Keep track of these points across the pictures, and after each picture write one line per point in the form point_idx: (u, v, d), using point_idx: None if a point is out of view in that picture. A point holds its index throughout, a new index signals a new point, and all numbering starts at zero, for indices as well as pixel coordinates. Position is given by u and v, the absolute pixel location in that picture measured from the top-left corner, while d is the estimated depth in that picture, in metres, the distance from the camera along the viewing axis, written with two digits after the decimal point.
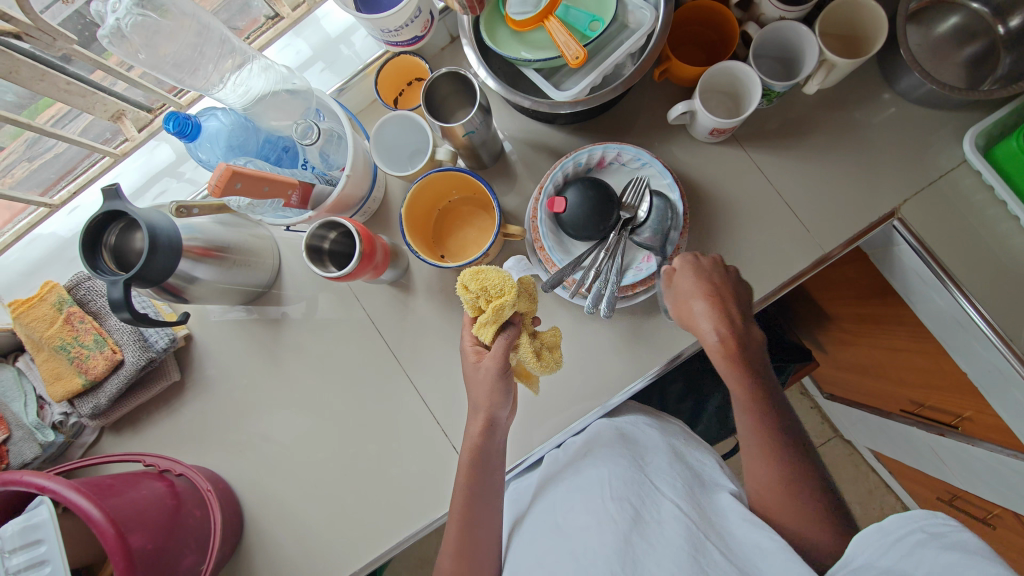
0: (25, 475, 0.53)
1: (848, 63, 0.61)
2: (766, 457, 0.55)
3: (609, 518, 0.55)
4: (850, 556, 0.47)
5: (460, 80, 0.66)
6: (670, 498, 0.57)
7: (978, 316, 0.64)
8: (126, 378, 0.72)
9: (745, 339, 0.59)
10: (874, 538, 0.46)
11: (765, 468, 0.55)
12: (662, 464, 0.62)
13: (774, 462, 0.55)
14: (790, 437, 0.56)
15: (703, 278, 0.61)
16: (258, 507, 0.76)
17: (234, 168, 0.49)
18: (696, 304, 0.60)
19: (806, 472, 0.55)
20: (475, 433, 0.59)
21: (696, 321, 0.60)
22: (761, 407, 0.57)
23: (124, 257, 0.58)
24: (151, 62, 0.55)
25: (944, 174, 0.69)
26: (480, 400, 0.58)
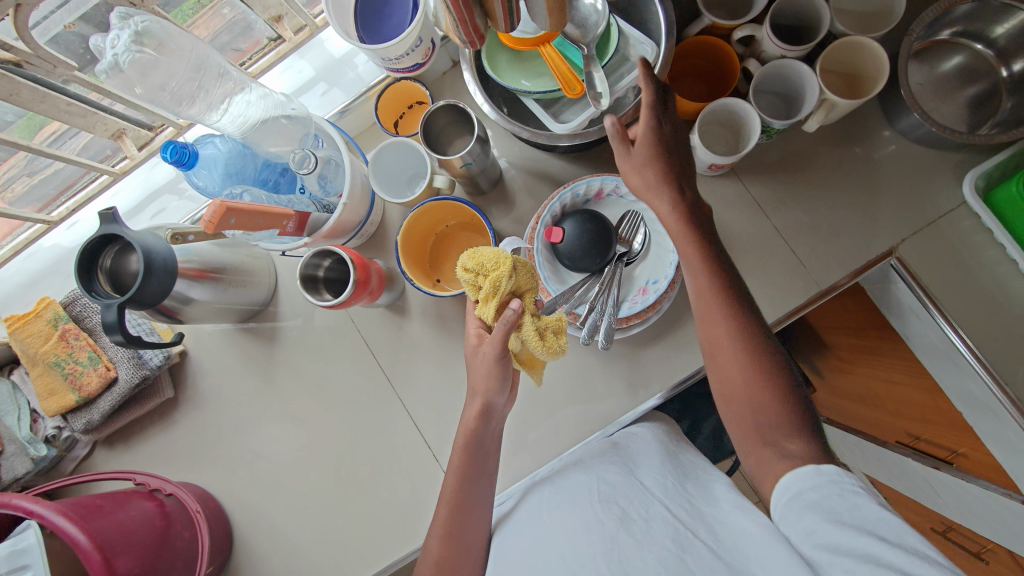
0: (13, 498, 0.53)
1: (848, 103, 0.61)
2: (749, 369, 0.53)
3: (597, 519, 0.54)
4: (791, 486, 0.48)
5: (457, 112, 0.66)
6: (660, 499, 0.55)
7: (961, 341, 0.64)
8: (120, 396, 0.72)
9: (705, 237, 0.57)
10: (810, 477, 0.48)
11: (751, 381, 0.52)
12: (653, 464, 0.60)
13: (755, 371, 0.52)
14: (758, 332, 0.55)
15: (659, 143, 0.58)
16: (248, 528, 0.76)
17: (228, 205, 0.49)
18: (657, 191, 0.58)
19: (786, 382, 0.53)
20: (470, 418, 0.59)
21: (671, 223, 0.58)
22: (730, 305, 0.55)
23: (119, 279, 0.57)
24: (149, 95, 0.57)
25: (943, 215, 0.69)
26: (478, 384, 0.58)
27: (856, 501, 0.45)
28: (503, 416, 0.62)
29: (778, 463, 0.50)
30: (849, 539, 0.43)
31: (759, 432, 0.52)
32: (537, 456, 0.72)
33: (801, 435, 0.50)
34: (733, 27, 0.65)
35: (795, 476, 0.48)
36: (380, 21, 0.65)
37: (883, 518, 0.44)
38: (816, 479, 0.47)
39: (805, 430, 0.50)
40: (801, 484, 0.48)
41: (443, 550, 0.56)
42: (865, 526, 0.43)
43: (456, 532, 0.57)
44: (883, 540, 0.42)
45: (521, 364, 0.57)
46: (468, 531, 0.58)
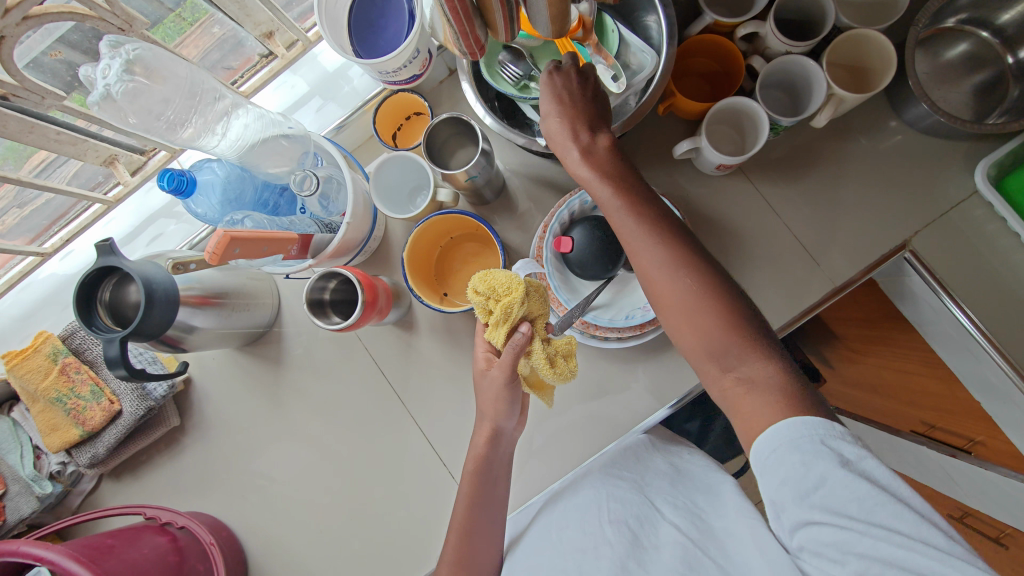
0: (21, 545, 0.51)
1: (857, 98, 0.60)
2: (694, 286, 0.50)
3: (606, 542, 0.55)
4: (764, 457, 0.44)
5: (460, 124, 0.65)
6: (669, 519, 0.57)
7: (966, 319, 0.63)
8: (125, 428, 0.71)
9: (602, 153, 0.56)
10: (787, 457, 0.43)
11: (698, 317, 0.50)
12: (661, 484, 0.62)
13: (693, 295, 0.50)
14: (673, 227, 0.53)
15: (555, 90, 0.57)
16: (263, 554, 0.75)
17: (231, 234, 0.48)
18: (568, 153, 0.57)
19: (723, 290, 0.50)
20: (480, 443, 0.59)
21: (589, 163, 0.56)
22: (640, 215, 0.54)
23: (120, 311, 0.55)
24: (143, 125, 0.54)
25: (955, 205, 0.68)
26: (486, 408, 0.57)
27: (822, 469, 0.41)
28: (512, 439, 0.61)
29: (744, 391, 0.48)
30: (829, 529, 0.41)
31: (714, 362, 0.50)
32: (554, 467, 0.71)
33: (759, 355, 0.48)
34: (736, 25, 0.64)
35: (769, 436, 0.44)
36: (376, 34, 0.64)
37: (862, 496, 0.40)
38: (779, 446, 0.43)
39: (765, 350, 0.48)
40: (787, 468, 0.43)
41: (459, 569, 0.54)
42: (839, 507, 0.41)
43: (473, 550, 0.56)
44: (858, 523, 0.40)
45: (531, 388, 0.56)
46: (485, 547, 0.57)
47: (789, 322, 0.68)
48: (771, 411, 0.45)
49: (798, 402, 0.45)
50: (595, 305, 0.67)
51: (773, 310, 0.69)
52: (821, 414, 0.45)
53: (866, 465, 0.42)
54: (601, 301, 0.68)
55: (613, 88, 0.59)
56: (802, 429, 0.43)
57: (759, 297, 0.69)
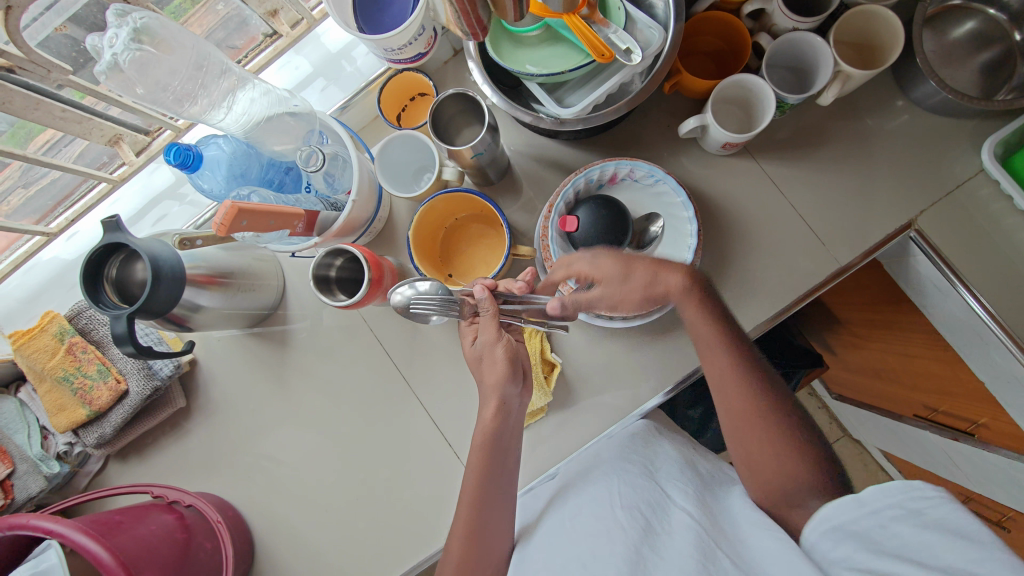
0: (32, 519, 0.52)
1: (864, 74, 0.60)
2: (777, 436, 0.55)
3: (618, 526, 0.55)
4: (823, 515, 0.49)
5: (466, 100, 0.65)
6: (681, 506, 0.57)
7: (978, 306, 0.64)
8: (131, 408, 0.71)
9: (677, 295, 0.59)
10: (848, 505, 0.47)
11: (774, 449, 0.55)
12: (672, 470, 0.62)
13: (779, 441, 0.55)
14: (770, 383, 0.58)
15: (615, 255, 0.60)
16: (269, 535, 0.75)
17: (239, 206, 0.48)
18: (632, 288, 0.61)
19: (803, 436, 0.56)
20: (487, 417, 0.60)
21: (675, 295, 0.60)
22: (739, 361, 0.58)
23: (126, 289, 0.55)
24: (151, 97, 0.54)
25: (960, 184, 0.68)
26: (490, 381, 0.61)
27: (897, 530, 0.44)
28: (513, 429, 0.62)
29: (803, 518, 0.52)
30: (885, 564, 0.42)
31: (773, 491, 0.55)
32: (557, 447, 0.71)
33: (823, 489, 0.53)
34: (743, 1, 0.63)
35: (843, 504, 0.48)
36: (380, 11, 0.63)
37: (925, 542, 0.42)
38: (859, 512, 0.46)
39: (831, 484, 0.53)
40: (843, 516, 0.47)
41: (465, 543, 0.55)
42: (902, 552, 0.42)
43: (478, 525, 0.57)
44: (922, 565, 0.40)
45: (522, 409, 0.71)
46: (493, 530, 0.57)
47: (791, 303, 0.68)
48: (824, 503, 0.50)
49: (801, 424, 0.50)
50: None
51: (777, 290, 0.69)
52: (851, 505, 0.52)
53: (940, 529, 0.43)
54: None
55: (631, 63, 0.57)
56: (887, 497, 0.46)
57: (765, 277, 0.69)
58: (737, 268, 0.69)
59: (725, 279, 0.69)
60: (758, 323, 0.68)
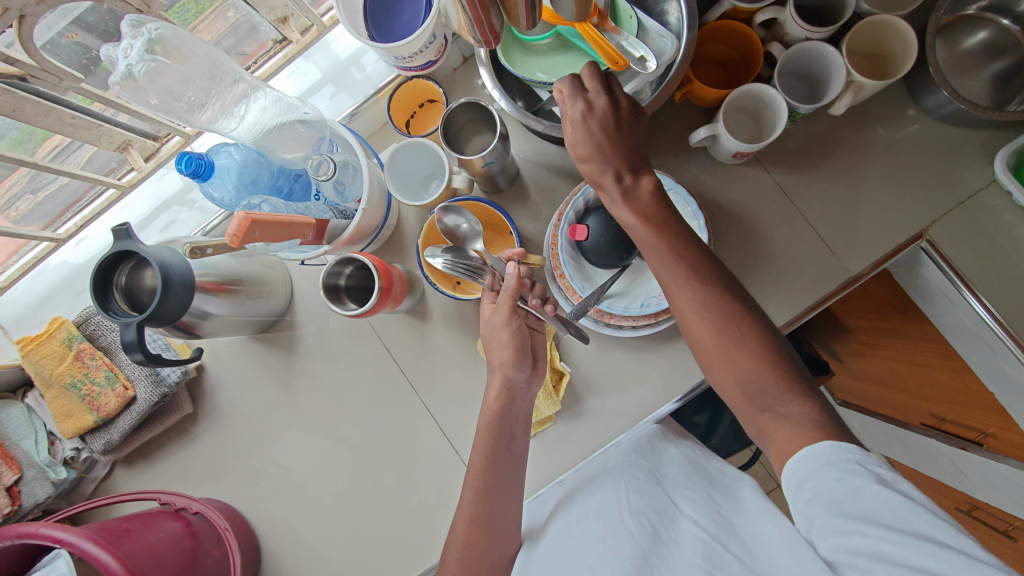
0: (41, 527, 0.52)
1: (877, 84, 0.60)
2: (743, 347, 0.51)
3: (627, 533, 0.55)
4: (789, 475, 0.46)
5: (477, 108, 0.65)
6: (688, 515, 0.56)
7: (983, 310, 0.64)
8: (138, 415, 0.71)
9: (631, 191, 0.56)
10: (806, 460, 0.45)
11: (742, 366, 0.50)
12: (679, 477, 0.62)
13: (733, 343, 0.51)
14: (700, 255, 0.55)
15: (586, 122, 0.55)
16: (275, 541, 0.75)
17: (252, 217, 0.48)
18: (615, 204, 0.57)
19: (763, 341, 0.51)
20: (492, 397, 0.59)
21: (631, 227, 0.56)
22: (665, 236, 0.55)
23: (136, 296, 0.55)
24: (164, 106, 0.54)
25: (972, 195, 0.68)
26: (496, 360, 0.59)
27: (857, 484, 0.42)
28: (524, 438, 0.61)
29: (783, 429, 0.48)
30: (861, 538, 0.40)
31: (750, 411, 0.51)
32: (565, 455, 0.71)
33: (796, 395, 0.49)
34: (755, 11, 0.63)
35: (804, 456, 0.45)
36: (391, 19, 0.63)
37: (888, 502, 0.41)
38: (816, 465, 0.44)
39: (804, 392, 0.49)
40: (801, 470, 0.45)
41: (474, 552, 0.55)
42: (871, 514, 0.41)
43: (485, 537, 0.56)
44: (890, 528, 0.40)
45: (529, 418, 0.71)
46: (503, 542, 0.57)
47: (801, 313, 0.68)
48: (803, 439, 0.46)
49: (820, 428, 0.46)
50: (609, 294, 0.67)
51: (787, 300, 0.68)
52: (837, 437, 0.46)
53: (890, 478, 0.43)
54: (616, 291, 0.68)
55: (646, 72, 0.57)
56: (840, 451, 0.44)
57: (775, 287, 0.69)
58: (747, 277, 0.69)
59: None
60: None
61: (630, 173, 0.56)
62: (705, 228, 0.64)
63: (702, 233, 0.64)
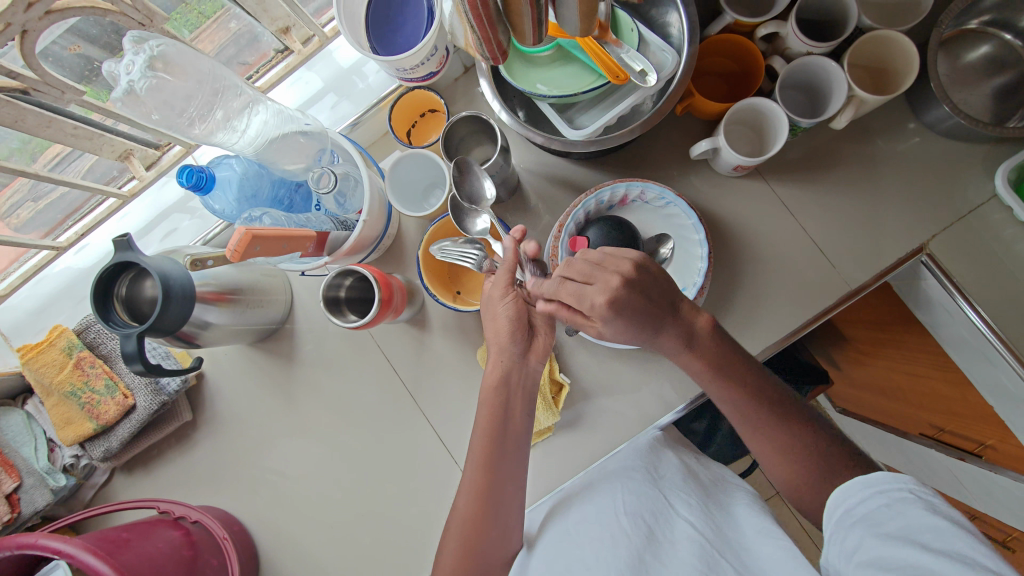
0: (40, 539, 0.52)
1: (877, 100, 0.60)
2: (812, 456, 0.53)
3: (622, 533, 0.55)
4: (837, 501, 0.47)
5: (478, 121, 0.65)
6: (684, 517, 0.57)
7: (978, 319, 0.64)
8: (138, 423, 0.71)
9: (679, 327, 0.57)
10: (854, 488, 0.46)
11: (811, 476, 0.52)
12: (676, 479, 0.62)
13: (795, 451, 0.53)
14: (745, 367, 0.58)
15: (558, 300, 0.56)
16: (274, 550, 0.75)
17: (253, 233, 0.48)
18: (659, 345, 0.58)
19: (818, 439, 0.54)
20: (491, 371, 0.61)
21: (681, 360, 0.58)
22: (715, 356, 0.57)
23: (136, 306, 0.55)
24: (165, 121, 0.54)
25: (973, 209, 0.68)
26: (495, 331, 0.60)
27: (903, 509, 0.42)
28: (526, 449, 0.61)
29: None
30: (893, 551, 0.40)
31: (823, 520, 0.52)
32: (564, 466, 0.71)
33: (859, 478, 0.50)
34: (756, 25, 0.63)
35: (852, 488, 0.47)
36: (393, 31, 0.63)
37: (931, 525, 0.40)
38: (866, 493, 0.45)
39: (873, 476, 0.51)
40: (846, 502, 0.46)
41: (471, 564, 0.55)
42: (911, 535, 0.40)
43: (479, 540, 0.56)
44: (926, 548, 0.39)
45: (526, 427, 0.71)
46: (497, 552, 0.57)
47: (801, 326, 0.68)
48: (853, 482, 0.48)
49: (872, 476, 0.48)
50: None
51: (787, 313, 0.68)
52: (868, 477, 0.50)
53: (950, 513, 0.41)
54: None
55: (646, 85, 0.56)
56: (890, 483, 0.45)
57: (775, 300, 0.69)
58: (747, 290, 0.69)
59: (734, 301, 0.69)
60: (767, 345, 0.68)
61: (689, 310, 0.58)
62: (705, 240, 0.64)
63: (704, 247, 0.64)
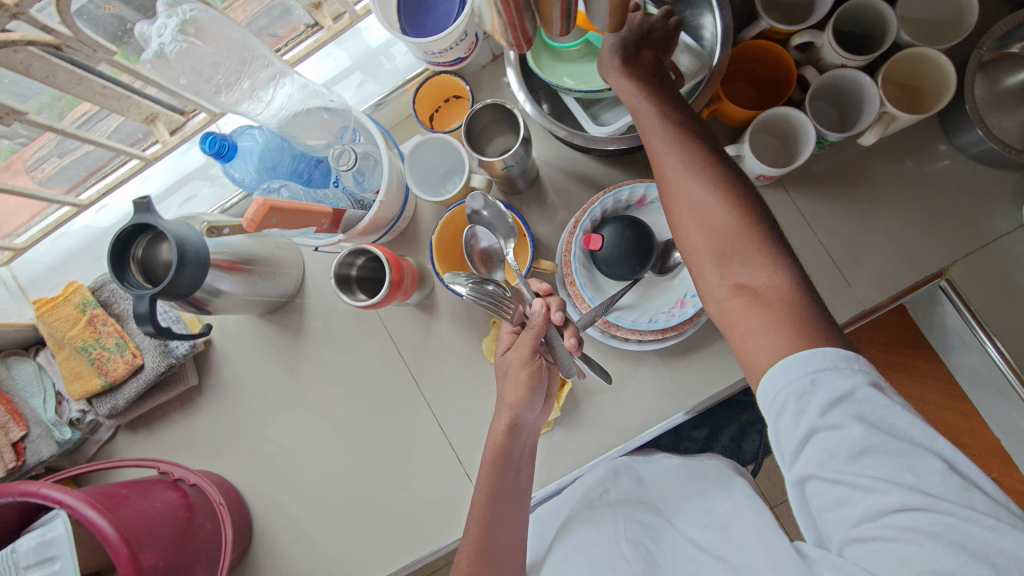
0: (42, 488, 0.53)
1: (909, 118, 0.58)
2: (722, 215, 0.49)
3: (621, 556, 0.55)
4: (774, 381, 0.43)
5: (502, 110, 0.65)
6: (684, 537, 0.58)
7: (993, 348, 0.64)
8: (145, 383, 0.72)
9: (629, 90, 0.56)
10: (791, 372, 0.42)
11: (710, 196, 0.50)
12: (677, 501, 0.63)
13: (711, 178, 0.51)
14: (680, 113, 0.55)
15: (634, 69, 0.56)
16: (268, 520, 0.76)
17: (270, 204, 0.48)
18: (641, 109, 0.55)
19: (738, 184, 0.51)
20: (499, 432, 0.61)
21: (620, 87, 0.56)
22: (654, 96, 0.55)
23: (151, 269, 0.56)
24: (192, 85, 0.56)
25: (998, 238, 0.66)
26: (508, 399, 0.60)
27: (833, 419, 0.40)
28: (531, 437, 0.64)
29: (744, 304, 0.47)
30: (837, 488, 0.39)
31: (716, 263, 0.50)
32: (559, 463, 0.71)
33: (767, 258, 0.48)
34: (791, 33, 0.63)
35: (773, 378, 0.43)
36: (424, 13, 0.63)
37: (859, 441, 0.39)
38: (798, 372, 0.42)
39: (779, 262, 0.48)
40: (786, 379, 0.42)
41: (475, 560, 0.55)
42: (850, 466, 0.39)
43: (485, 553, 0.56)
44: (865, 483, 0.38)
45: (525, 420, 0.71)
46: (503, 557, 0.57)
47: None
48: (771, 333, 0.44)
49: (800, 315, 0.44)
50: (618, 305, 0.67)
51: None
52: (828, 339, 0.43)
53: (861, 401, 0.40)
54: (626, 303, 0.68)
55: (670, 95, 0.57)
56: (801, 367, 0.42)
57: None
58: None
59: None
60: None
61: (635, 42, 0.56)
62: None
63: None
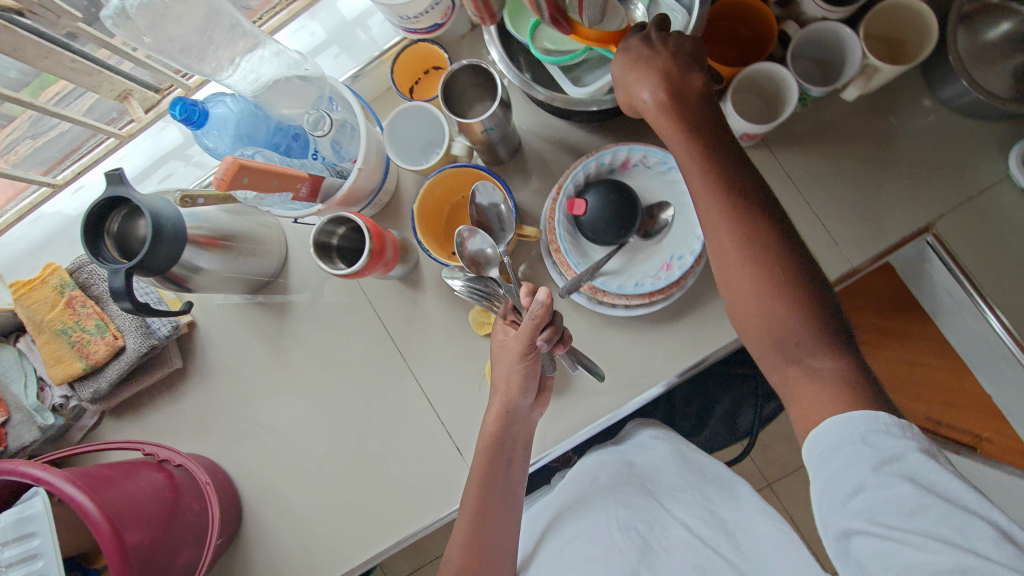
0: (20, 465, 0.52)
1: (892, 69, 0.57)
2: (777, 294, 0.48)
3: (615, 546, 0.58)
4: (820, 437, 0.44)
5: (481, 74, 0.64)
6: (678, 519, 0.60)
7: (998, 323, 0.63)
8: (127, 365, 0.71)
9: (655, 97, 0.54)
10: (835, 432, 0.43)
11: (765, 286, 0.48)
12: (670, 481, 0.64)
13: (767, 262, 0.49)
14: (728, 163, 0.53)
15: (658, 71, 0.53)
16: (257, 501, 0.75)
17: (241, 161, 0.47)
18: (645, 101, 0.54)
19: (798, 266, 0.49)
20: (491, 421, 0.60)
21: (658, 124, 0.55)
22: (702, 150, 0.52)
23: (127, 245, 0.55)
24: (159, 48, 0.55)
25: (984, 190, 0.66)
26: (499, 383, 0.59)
27: (886, 481, 0.40)
28: (525, 421, 0.62)
29: (809, 383, 0.46)
30: (878, 540, 0.40)
31: (775, 352, 0.49)
32: (549, 434, 0.70)
33: (830, 351, 0.46)
34: None
35: (819, 436, 0.44)
36: None
37: (904, 499, 0.40)
38: (843, 431, 0.42)
39: (840, 350, 0.46)
40: (835, 441, 0.43)
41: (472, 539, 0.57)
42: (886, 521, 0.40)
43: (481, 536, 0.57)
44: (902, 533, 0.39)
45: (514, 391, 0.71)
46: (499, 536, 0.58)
47: None
48: (826, 409, 0.44)
49: (860, 397, 0.44)
50: (604, 271, 0.66)
51: None
52: (866, 405, 0.43)
53: (912, 464, 0.41)
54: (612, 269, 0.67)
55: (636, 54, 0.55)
56: (847, 427, 0.42)
57: None
58: None
59: None
60: None
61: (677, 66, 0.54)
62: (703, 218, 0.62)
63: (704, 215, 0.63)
